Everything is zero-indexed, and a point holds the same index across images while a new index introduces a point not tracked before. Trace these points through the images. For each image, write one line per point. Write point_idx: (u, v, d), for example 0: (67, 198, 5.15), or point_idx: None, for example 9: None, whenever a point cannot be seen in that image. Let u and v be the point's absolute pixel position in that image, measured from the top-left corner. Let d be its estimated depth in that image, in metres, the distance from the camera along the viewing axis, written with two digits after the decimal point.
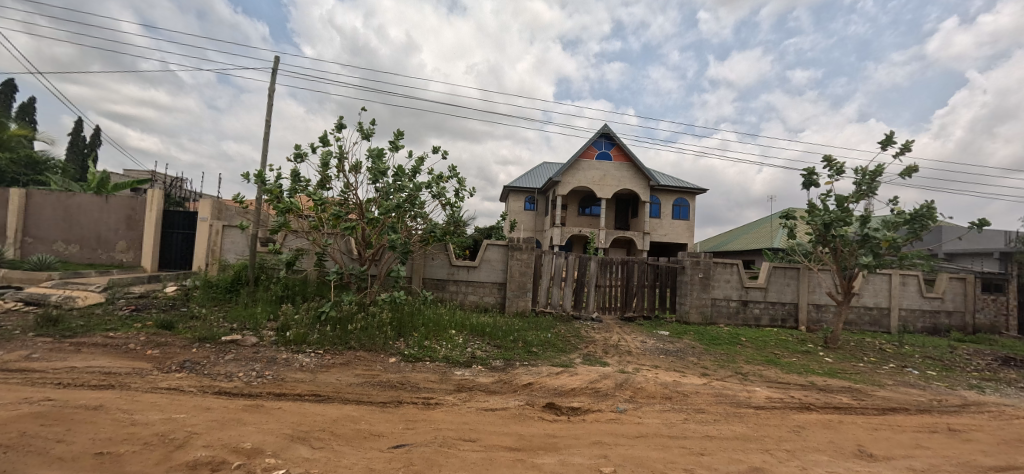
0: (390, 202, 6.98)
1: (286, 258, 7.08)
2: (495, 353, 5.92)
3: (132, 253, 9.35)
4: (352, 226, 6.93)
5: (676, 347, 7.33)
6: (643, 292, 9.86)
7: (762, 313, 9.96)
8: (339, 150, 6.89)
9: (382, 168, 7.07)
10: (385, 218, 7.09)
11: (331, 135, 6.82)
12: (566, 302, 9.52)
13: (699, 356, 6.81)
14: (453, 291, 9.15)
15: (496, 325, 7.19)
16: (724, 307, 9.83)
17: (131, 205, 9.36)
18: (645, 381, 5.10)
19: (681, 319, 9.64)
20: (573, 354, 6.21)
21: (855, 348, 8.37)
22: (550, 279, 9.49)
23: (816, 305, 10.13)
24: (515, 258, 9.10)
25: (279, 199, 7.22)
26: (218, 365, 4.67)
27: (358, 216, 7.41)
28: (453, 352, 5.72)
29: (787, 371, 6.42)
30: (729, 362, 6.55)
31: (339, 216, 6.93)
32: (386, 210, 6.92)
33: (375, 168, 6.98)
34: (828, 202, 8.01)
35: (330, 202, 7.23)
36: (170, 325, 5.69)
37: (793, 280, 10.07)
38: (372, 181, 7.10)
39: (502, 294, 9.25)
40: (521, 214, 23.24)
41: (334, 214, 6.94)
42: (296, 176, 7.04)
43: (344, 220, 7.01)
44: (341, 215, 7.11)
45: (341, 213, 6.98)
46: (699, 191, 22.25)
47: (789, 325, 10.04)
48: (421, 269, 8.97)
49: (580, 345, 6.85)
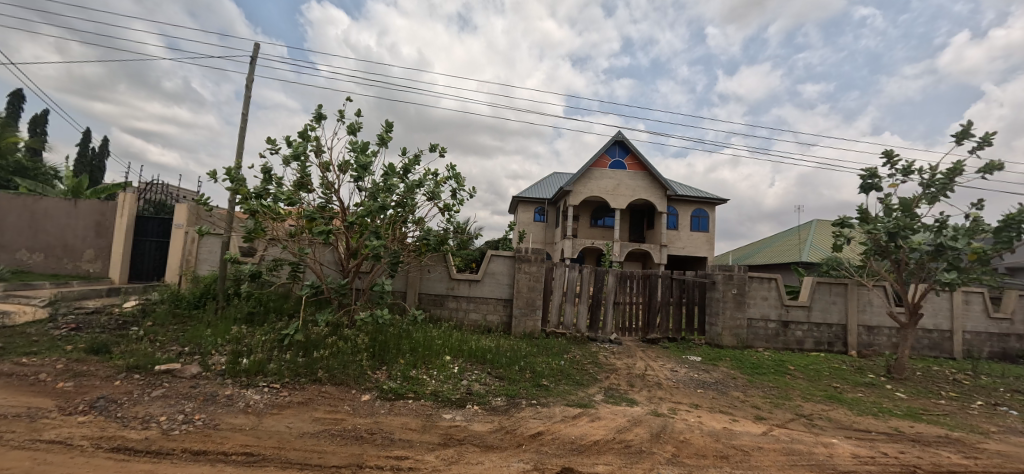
0: (374, 203, 5.89)
1: (252, 272, 6.11)
2: (497, 388, 4.78)
3: (100, 264, 8.48)
4: (327, 231, 5.90)
5: (714, 379, 6.09)
6: (668, 310, 8.68)
7: (806, 336, 8.70)
8: (315, 144, 5.93)
9: (366, 164, 6.05)
10: (367, 221, 5.98)
11: (307, 128, 5.87)
12: (580, 321, 8.35)
13: (746, 392, 5.58)
14: (453, 308, 8.07)
15: (499, 350, 6.08)
16: (762, 329, 8.58)
17: (102, 210, 8.54)
18: (688, 430, 3.91)
19: (711, 342, 8.44)
20: (592, 389, 5.06)
21: (925, 380, 7.07)
22: (562, 295, 8.38)
23: (867, 328, 8.87)
24: (523, 270, 8.04)
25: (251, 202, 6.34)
26: (139, 405, 3.67)
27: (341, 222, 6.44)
28: (443, 387, 4.64)
29: (858, 412, 5.17)
30: (784, 400, 5.32)
31: (314, 220, 5.93)
32: (367, 213, 5.84)
33: (357, 163, 5.93)
34: (892, 208, 6.86)
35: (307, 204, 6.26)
36: (104, 348, 4.72)
37: (840, 298, 8.81)
38: (354, 179, 6.06)
39: (508, 312, 8.15)
40: (531, 225, 22.21)
41: (309, 216, 5.97)
42: (268, 175, 6.13)
43: (319, 224, 6.01)
44: (317, 219, 6.13)
45: (316, 216, 6.00)
46: (719, 201, 21.03)
47: (837, 350, 8.77)
48: (417, 283, 7.92)
49: (600, 376, 5.68)
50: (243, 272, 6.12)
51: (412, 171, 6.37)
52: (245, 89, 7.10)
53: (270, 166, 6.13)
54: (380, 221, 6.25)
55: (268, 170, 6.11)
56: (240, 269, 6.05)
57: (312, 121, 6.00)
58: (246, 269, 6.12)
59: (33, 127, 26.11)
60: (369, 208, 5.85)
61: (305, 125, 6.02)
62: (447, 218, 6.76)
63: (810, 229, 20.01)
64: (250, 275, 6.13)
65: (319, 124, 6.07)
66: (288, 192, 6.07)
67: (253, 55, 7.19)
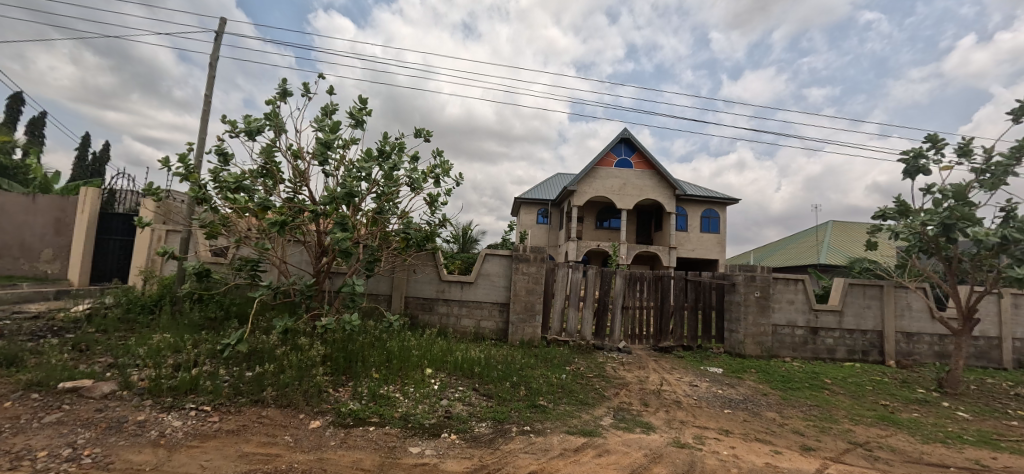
0: (340, 190, 5.02)
1: (202, 269, 5.28)
2: (483, 409, 3.94)
3: (59, 264, 7.79)
4: (284, 221, 5.02)
5: (741, 396, 5.20)
6: (682, 315, 7.80)
7: (837, 343, 7.79)
8: (277, 122, 5.16)
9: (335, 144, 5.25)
10: (332, 212, 5.10)
11: (265, 102, 5.07)
12: (584, 328, 7.52)
13: (781, 412, 4.69)
14: (443, 314, 7.25)
15: (489, 361, 5.25)
16: (788, 337, 7.67)
17: (62, 206, 7.87)
18: (722, 470, 3.05)
19: (732, 351, 7.55)
20: (599, 410, 4.21)
21: (986, 396, 6.11)
22: (565, 299, 7.52)
23: (904, 335, 7.99)
24: (521, 271, 7.21)
25: (206, 190, 5.55)
26: (19, 435, 2.87)
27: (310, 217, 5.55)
28: (417, 409, 3.82)
29: (922, 439, 4.28)
30: (829, 423, 4.44)
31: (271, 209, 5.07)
32: (332, 202, 4.97)
33: (318, 142, 4.97)
34: (944, 195, 5.96)
35: (267, 193, 5.47)
36: (13, 361, 3.94)
37: (875, 301, 7.93)
38: (319, 162, 5.15)
39: (504, 318, 7.33)
40: (534, 227, 21.36)
41: (261, 203, 5.24)
42: (223, 159, 5.33)
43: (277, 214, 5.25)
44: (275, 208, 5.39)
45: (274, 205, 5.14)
46: (730, 202, 20.08)
47: (873, 359, 7.85)
48: (404, 286, 7.13)
49: (608, 393, 4.82)
50: (192, 270, 5.31)
51: (389, 156, 5.54)
52: (208, 68, 6.38)
53: (225, 149, 5.33)
54: (351, 212, 5.36)
55: (223, 154, 5.31)
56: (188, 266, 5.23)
57: (274, 97, 5.24)
58: (195, 267, 5.29)
59: (32, 129, 25.80)
60: (333, 196, 4.98)
61: (265, 101, 5.24)
62: (432, 211, 5.92)
63: (827, 230, 19.03)
64: (199, 273, 5.32)
65: (284, 101, 5.32)
66: (241, 179, 5.26)
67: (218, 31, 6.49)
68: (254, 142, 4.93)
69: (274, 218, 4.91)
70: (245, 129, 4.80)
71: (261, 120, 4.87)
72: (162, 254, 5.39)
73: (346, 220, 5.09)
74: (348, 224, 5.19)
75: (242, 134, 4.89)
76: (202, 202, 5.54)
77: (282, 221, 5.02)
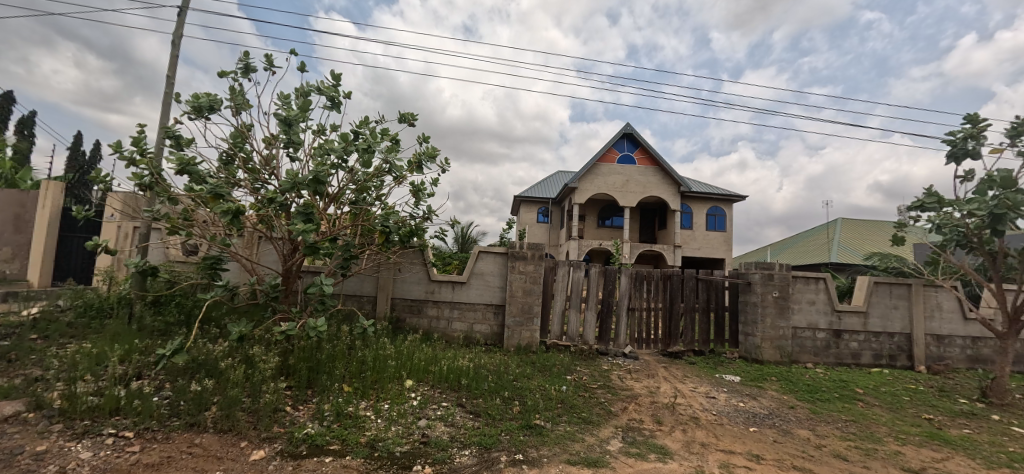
0: (304, 175, 4.30)
1: (149, 268, 4.87)
2: (468, 432, 3.32)
3: (18, 264, 7.20)
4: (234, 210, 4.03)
5: (766, 410, 4.58)
6: (693, 318, 7.17)
7: (862, 348, 7.15)
8: (236, 100, 4.52)
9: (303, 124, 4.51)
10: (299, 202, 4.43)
11: (217, 74, 4.38)
12: (587, 331, 6.90)
13: (814, 430, 4.08)
14: (434, 317, 6.64)
15: (479, 370, 4.63)
16: (809, 340, 7.04)
17: (22, 201, 7.28)
18: None
19: (748, 356, 6.92)
20: (605, 431, 3.60)
21: None
22: (566, 301, 6.90)
23: (934, 337, 7.36)
24: (517, 269, 6.60)
25: (161, 178, 4.91)
26: None
27: (272, 213, 4.61)
28: (388, 432, 3.21)
29: (985, 463, 3.65)
30: (873, 444, 3.82)
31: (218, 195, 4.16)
32: (292, 187, 4.22)
33: (278, 118, 4.14)
34: (993, 181, 5.33)
35: (219, 180, 4.67)
36: None
37: (903, 302, 7.30)
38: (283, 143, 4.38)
39: (499, 321, 6.71)
40: (534, 226, 20.73)
41: (213, 190, 4.17)
42: (176, 142, 4.67)
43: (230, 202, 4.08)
44: (231, 198, 4.37)
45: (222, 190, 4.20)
46: (737, 199, 19.45)
47: (901, 365, 7.21)
48: (389, 286, 6.53)
49: (614, 407, 4.21)
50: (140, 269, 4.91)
51: (365, 139, 4.88)
52: (171, 47, 5.79)
53: (179, 132, 4.70)
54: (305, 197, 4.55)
55: (177, 137, 4.67)
56: (133, 264, 4.81)
57: (235, 72, 4.60)
58: (141, 265, 4.86)
59: (21, 128, 25.21)
60: (293, 179, 4.24)
61: (215, 74, 4.52)
62: (416, 201, 5.31)
63: (837, 228, 18.38)
64: (147, 272, 4.90)
65: (247, 77, 4.69)
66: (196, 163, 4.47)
67: (183, 6, 5.89)
68: (208, 121, 4.32)
69: (228, 205, 3.93)
70: (193, 104, 4.15)
71: (215, 96, 4.27)
72: (92, 249, 4.52)
73: (312, 211, 4.27)
74: (313, 213, 4.43)
75: (193, 111, 4.26)
76: (153, 191, 4.89)
77: (238, 209, 4.02)
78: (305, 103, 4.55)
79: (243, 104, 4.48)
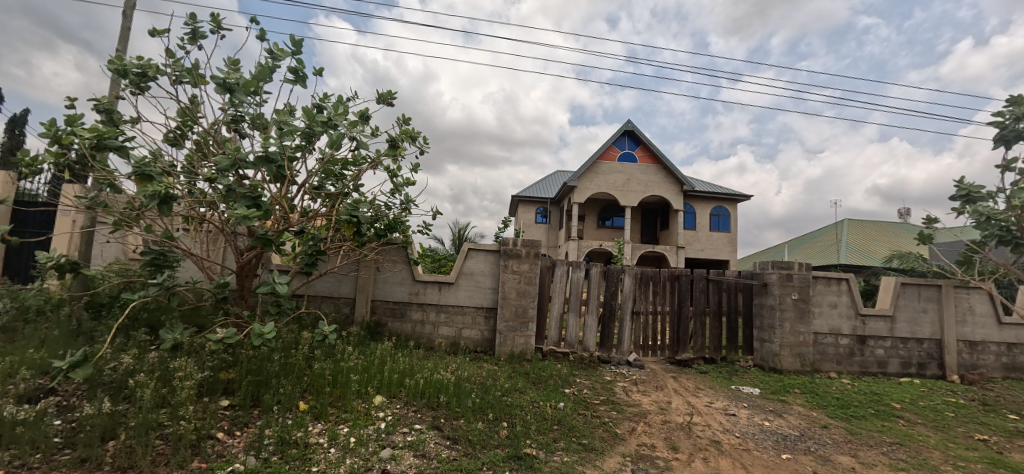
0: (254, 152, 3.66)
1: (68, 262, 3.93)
2: (441, 466, 2.68)
3: None
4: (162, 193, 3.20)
5: (796, 431, 3.94)
6: (704, 323, 6.52)
7: (889, 355, 6.52)
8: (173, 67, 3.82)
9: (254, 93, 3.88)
10: (241, 187, 3.48)
11: (148, 33, 3.73)
12: (587, 337, 6.27)
13: (857, 457, 3.45)
14: (418, 321, 6.00)
15: (463, 384, 3.97)
16: (831, 347, 6.41)
17: None
18: None
19: (764, 365, 6.28)
20: (611, 462, 2.97)
21: None
22: (564, 303, 6.27)
23: (966, 344, 6.73)
24: (510, 268, 5.97)
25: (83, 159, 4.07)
26: None
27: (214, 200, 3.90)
28: (339, 468, 2.56)
29: None
30: None
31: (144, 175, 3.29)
32: (232, 167, 3.39)
33: (215, 82, 3.47)
34: None
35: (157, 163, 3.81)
36: None
37: (932, 305, 6.67)
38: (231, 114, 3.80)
39: (491, 326, 6.07)
40: (532, 227, 20.08)
41: (138, 170, 3.25)
42: (109, 118, 4.00)
43: (162, 183, 3.32)
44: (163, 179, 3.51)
45: (148, 169, 3.31)
46: (741, 198, 18.85)
47: (931, 374, 6.58)
48: (369, 288, 5.91)
49: (621, 429, 3.57)
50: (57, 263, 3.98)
51: (328, 113, 4.27)
52: (123, 18, 5.16)
53: (113, 106, 4.03)
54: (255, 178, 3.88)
55: (110, 112, 4.00)
56: (49, 259, 3.87)
57: (180, 39, 4.04)
58: (59, 259, 3.94)
59: (10, 127, 24.46)
60: (233, 155, 3.40)
61: (146, 33, 3.82)
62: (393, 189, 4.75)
63: (845, 229, 17.77)
64: (65, 268, 3.99)
65: (195, 45, 4.10)
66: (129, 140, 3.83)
67: None
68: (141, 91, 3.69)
69: (156, 187, 3.17)
70: (114, 66, 3.53)
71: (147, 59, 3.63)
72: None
73: (262, 194, 3.51)
74: (265, 204, 3.48)
75: (124, 79, 3.64)
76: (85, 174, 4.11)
77: (169, 193, 3.27)
78: (258, 73, 3.94)
79: (183, 74, 3.81)
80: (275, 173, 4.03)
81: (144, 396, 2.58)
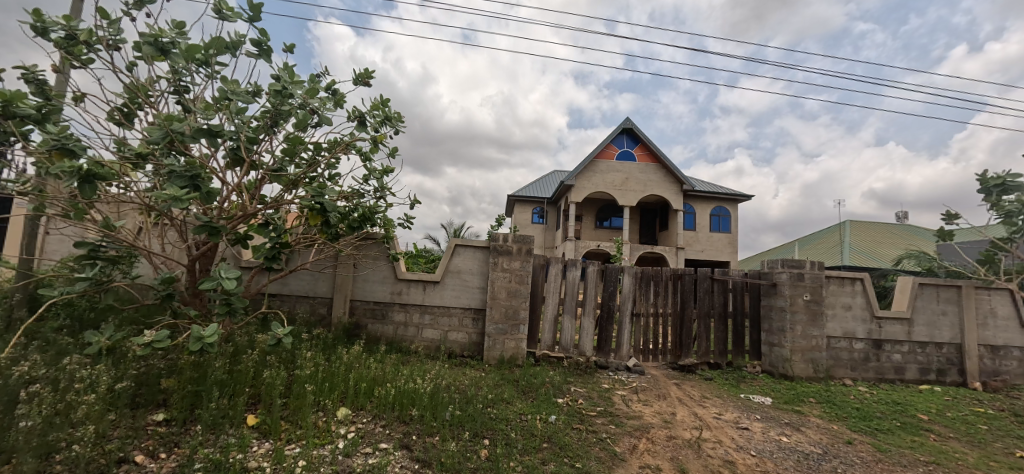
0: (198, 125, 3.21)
1: None
2: None
3: None
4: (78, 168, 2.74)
5: (818, 448, 3.48)
6: (708, 326, 6.07)
7: (907, 361, 6.08)
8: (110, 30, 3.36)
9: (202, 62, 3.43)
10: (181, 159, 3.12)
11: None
12: (583, 341, 5.81)
13: None
14: (401, 323, 5.53)
15: (441, 395, 3.49)
16: (845, 352, 5.96)
17: None
18: None
19: (774, 371, 5.83)
20: None
21: None
22: (559, 304, 5.80)
23: (988, 349, 6.29)
24: (500, 266, 5.50)
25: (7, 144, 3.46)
26: None
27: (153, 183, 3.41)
28: None
29: None
30: None
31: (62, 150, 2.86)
32: (164, 140, 3.00)
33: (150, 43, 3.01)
34: None
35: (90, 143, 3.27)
36: None
37: (952, 307, 6.23)
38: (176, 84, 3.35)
39: (479, 329, 5.60)
40: (529, 228, 19.63)
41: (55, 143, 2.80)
42: (39, 89, 3.49)
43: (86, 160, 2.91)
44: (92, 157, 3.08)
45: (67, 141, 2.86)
46: (742, 199, 18.45)
47: (951, 381, 6.14)
48: (348, 287, 5.43)
49: (622, 448, 3.10)
50: None
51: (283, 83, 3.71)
52: None
53: (44, 76, 3.53)
54: (209, 160, 3.57)
55: (40, 82, 3.49)
56: None
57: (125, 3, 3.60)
58: None
59: None
60: (165, 127, 3.01)
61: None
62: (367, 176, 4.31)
63: (847, 229, 17.38)
64: None
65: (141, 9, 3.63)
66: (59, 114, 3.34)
67: None
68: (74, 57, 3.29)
69: (74, 164, 2.75)
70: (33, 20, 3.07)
71: None
72: None
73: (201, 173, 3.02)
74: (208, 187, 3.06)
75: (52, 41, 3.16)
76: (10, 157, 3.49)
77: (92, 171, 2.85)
78: (211, 40, 3.47)
79: (118, 36, 3.32)
80: (230, 154, 3.61)
81: (36, 412, 2.09)
